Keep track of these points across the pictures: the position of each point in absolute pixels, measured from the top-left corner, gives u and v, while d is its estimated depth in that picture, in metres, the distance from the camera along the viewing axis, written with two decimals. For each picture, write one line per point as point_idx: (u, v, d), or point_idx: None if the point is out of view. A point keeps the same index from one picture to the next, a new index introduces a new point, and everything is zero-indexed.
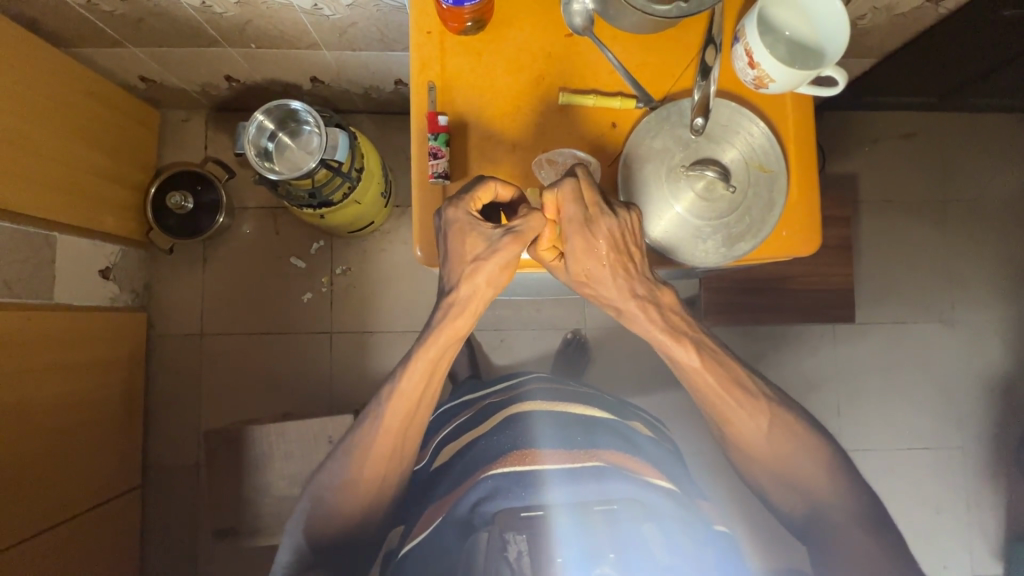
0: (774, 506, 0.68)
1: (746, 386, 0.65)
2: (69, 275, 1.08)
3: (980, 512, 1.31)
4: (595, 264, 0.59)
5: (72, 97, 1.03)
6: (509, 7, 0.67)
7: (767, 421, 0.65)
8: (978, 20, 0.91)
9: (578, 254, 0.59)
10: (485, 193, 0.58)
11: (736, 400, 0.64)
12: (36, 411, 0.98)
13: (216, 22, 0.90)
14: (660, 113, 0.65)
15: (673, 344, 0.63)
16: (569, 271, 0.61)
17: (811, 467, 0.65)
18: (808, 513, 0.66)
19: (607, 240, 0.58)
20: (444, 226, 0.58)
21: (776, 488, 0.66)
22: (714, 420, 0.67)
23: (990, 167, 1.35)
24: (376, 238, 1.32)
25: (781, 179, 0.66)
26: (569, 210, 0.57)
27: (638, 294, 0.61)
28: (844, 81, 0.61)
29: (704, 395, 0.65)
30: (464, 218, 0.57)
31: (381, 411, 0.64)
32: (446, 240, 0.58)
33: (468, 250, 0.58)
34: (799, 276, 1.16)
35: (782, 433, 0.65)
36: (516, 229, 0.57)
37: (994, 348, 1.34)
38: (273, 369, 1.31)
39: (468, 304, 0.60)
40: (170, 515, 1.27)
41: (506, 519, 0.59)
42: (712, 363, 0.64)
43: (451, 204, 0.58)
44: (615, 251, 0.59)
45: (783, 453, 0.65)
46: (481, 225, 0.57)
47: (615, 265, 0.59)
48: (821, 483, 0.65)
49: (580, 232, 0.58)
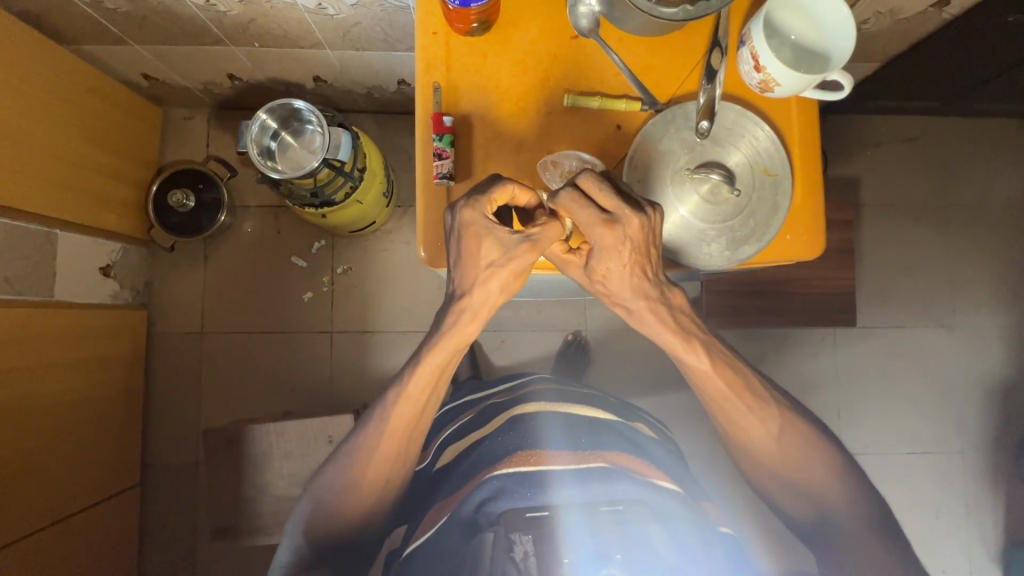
0: (781, 508, 0.68)
1: (754, 387, 0.65)
2: (70, 272, 1.08)
3: (979, 517, 1.31)
4: (617, 265, 0.58)
5: (74, 94, 1.03)
6: (515, 9, 0.67)
7: (777, 425, 0.65)
8: (981, 26, 0.91)
9: (603, 253, 0.57)
10: (502, 195, 0.57)
11: (746, 404, 0.65)
12: (37, 409, 0.98)
13: (220, 21, 0.90)
14: (665, 116, 0.65)
15: (685, 349, 0.63)
16: (587, 269, 0.61)
17: (817, 471, 0.65)
18: (817, 518, 0.66)
19: (632, 240, 0.56)
20: (457, 229, 0.56)
21: (785, 493, 0.66)
22: (716, 418, 0.67)
23: (992, 172, 1.35)
24: (377, 238, 1.32)
25: (785, 182, 0.65)
26: (586, 212, 0.56)
27: (653, 295, 0.61)
28: (849, 86, 0.61)
29: (714, 398, 0.65)
30: (480, 220, 0.55)
31: (386, 415, 0.64)
32: (460, 242, 0.57)
33: (483, 255, 0.57)
34: (801, 280, 1.16)
35: (789, 435, 0.65)
36: (534, 237, 0.56)
37: (994, 353, 1.34)
38: (274, 368, 1.31)
39: (479, 310, 0.60)
40: (169, 514, 1.27)
41: (512, 520, 0.59)
42: (723, 366, 0.64)
43: (468, 204, 0.55)
44: (637, 252, 0.58)
45: (793, 458, 0.65)
46: (498, 230, 0.55)
47: (636, 266, 0.58)
48: (831, 488, 0.65)
49: (603, 232, 0.56)
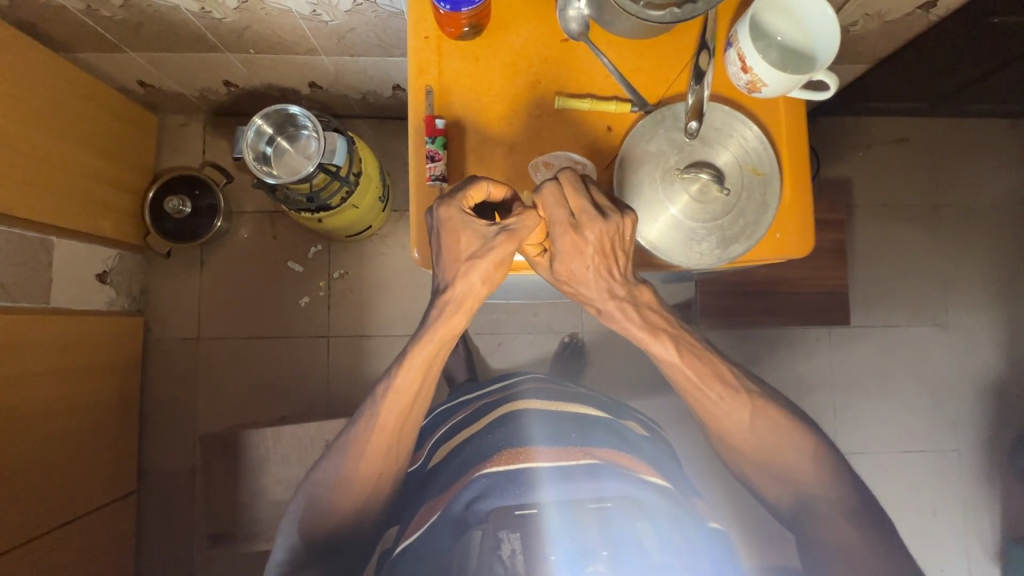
0: (762, 497, 0.68)
1: (728, 380, 0.66)
2: (67, 279, 1.09)
3: (977, 515, 1.31)
4: (573, 266, 0.60)
5: (71, 102, 1.04)
6: (506, 13, 0.68)
7: (750, 413, 0.66)
8: (967, 28, 0.93)
9: (565, 257, 0.59)
10: (478, 192, 0.58)
11: (717, 393, 0.65)
12: (35, 414, 0.99)
13: (215, 28, 0.91)
14: (655, 117, 0.66)
15: (651, 340, 0.64)
16: (553, 270, 0.62)
17: (799, 461, 0.66)
18: (793, 504, 0.66)
19: (594, 244, 0.58)
20: (437, 225, 0.58)
21: (763, 476, 0.67)
22: (693, 407, 0.68)
23: (981, 171, 1.37)
24: (374, 242, 1.33)
25: (774, 182, 0.66)
26: (556, 212, 0.57)
27: (620, 295, 0.62)
28: (836, 86, 0.62)
29: (685, 387, 0.66)
30: (457, 215, 0.57)
31: (376, 409, 0.64)
32: (440, 238, 0.59)
33: (463, 249, 0.58)
34: (794, 280, 1.17)
35: (764, 424, 0.66)
36: (511, 228, 0.57)
37: (987, 351, 1.35)
38: (271, 373, 1.31)
39: (462, 303, 0.60)
40: (165, 522, 1.27)
41: (500, 517, 0.60)
42: (691, 357, 0.65)
43: (444, 202, 0.57)
44: (600, 255, 0.59)
45: (763, 443, 0.66)
46: (475, 223, 0.57)
47: (598, 267, 0.60)
48: (807, 472, 0.66)
49: (566, 236, 0.58)
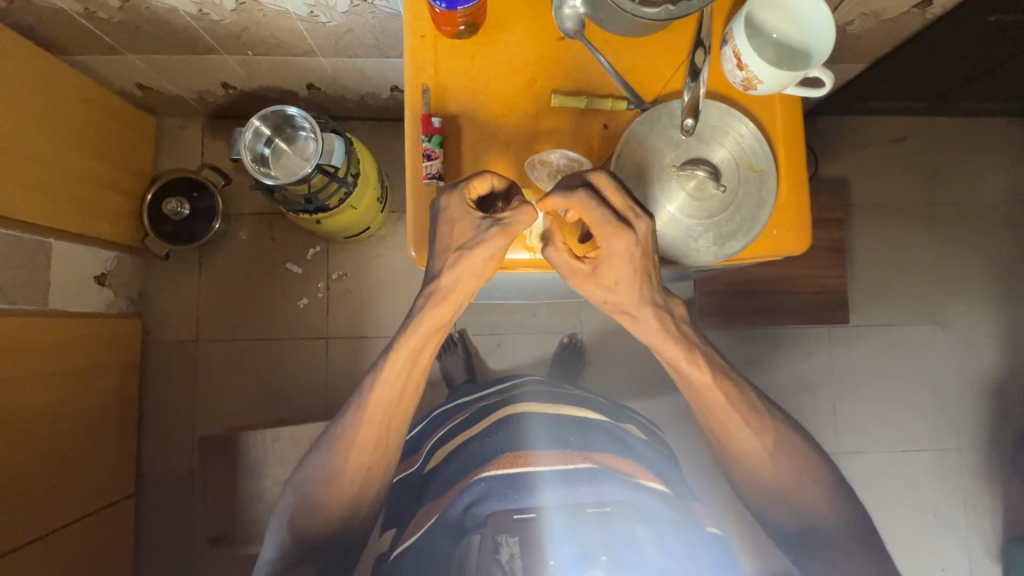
0: (768, 522, 0.69)
1: (752, 403, 0.66)
2: (65, 281, 1.09)
3: (978, 513, 1.31)
4: (622, 266, 0.59)
5: (71, 105, 1.04)
6: (502, 11, 0.68)
7: (770, 438, 0.66)
8: (965, 26, 0.93)
9: (614, 258, 0.58)
10: (481, 184, 0.59)
11: (741, 416, 0.66)
12: (34, 416, 0.99)
13: (213, 30, 0.91)
14: (651, 115, 0.66)
15: (686, 361, 0.64)
16: (596, 277, 0.60)
17: (809, 493, 0.66)
18: (801, 525, 0.66)
19: (641, 243, 0.58)
20: (437, 213, 0.60)
21: (770, 502, 0.67)
22: (708, 426, 0.68)
23: (979, 171, 1.37)
24: (373, 243, 1.33)
25: (770, 179, 0.66)
26: (602, 215, 0.56)
27: (656, 303, 0.61)
28: (831, 83, 0.62)
29: (706, 407, 0.66)
30: (456, 205, 0.58)
31: (363, 401, 0.64)
32: (437, 227, 0.60)
33: (456, 239, 0.58)
34: (792, 279, 1.17)
35: (783, 452, 0.66)
36: (505, 222, 0.56)
37: (986, 349, 1.35)
38: (269, 375, 1.31)
39: (448, 293, 0.60)
40: (163, 524, 1.26)
41: (499, 520, 0.60)
42: (720, 377, 0.65)
43: (446, 192, 0.59)
44: (645, 257, 0.59)
45: (780, 473, 0.66)
46: (471, 213, 0.58)
47: (643, 271, 0.59)
48: (818, 505, 0.66)
49: (618, 236, 0.57)
